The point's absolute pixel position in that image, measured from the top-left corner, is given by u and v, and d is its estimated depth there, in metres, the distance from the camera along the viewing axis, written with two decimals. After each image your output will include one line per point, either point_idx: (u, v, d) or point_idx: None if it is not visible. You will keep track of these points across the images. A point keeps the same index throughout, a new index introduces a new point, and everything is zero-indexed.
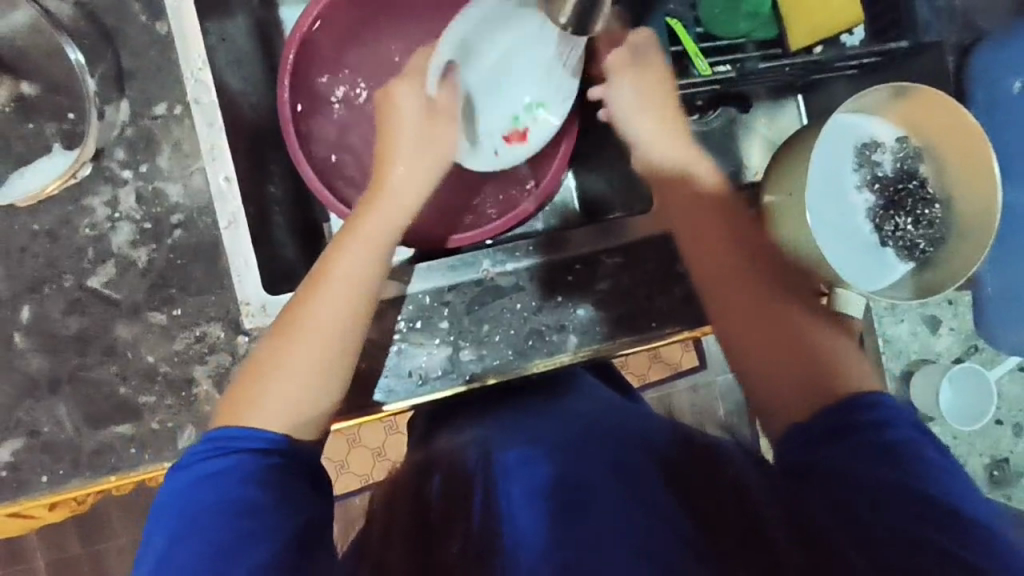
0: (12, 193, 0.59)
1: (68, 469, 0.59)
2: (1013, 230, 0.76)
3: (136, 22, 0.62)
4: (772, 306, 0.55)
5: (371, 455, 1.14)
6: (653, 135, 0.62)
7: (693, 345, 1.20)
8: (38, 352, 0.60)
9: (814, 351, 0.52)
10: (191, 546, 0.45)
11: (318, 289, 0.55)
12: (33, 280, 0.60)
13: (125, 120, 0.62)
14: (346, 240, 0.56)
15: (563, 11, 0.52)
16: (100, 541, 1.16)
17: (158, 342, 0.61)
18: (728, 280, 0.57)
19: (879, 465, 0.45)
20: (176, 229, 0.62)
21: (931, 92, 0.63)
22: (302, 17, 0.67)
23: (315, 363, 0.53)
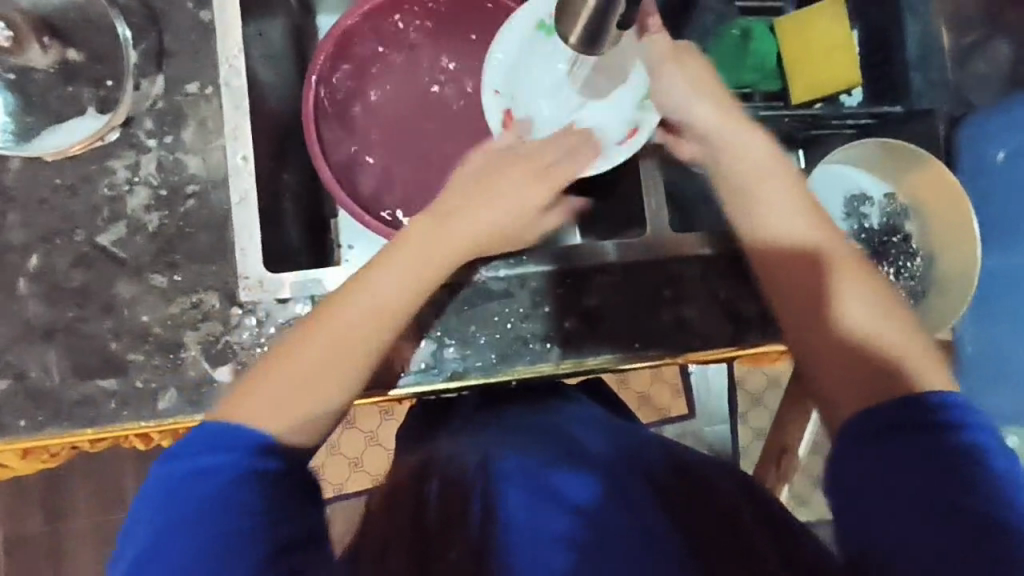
0: (42, 147, 0.63)
1: (48, 416, 0.60)
2: (996, 298, 0.79)
3: (183, 8, 0.67)
4: (841, 301, 0.52)
5: (348, 466, 1.13)
6: (718, 121, 0.61)
7: (684, 391, 1.18)
8: (38, 299, 0.62)
9: (886, 354, 0.50)
10: (170, 552, 0.43)
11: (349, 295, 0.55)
12: (46, 230, 0.63)
13: (158, 94, 0.66)
14: (383, 260, 0.57)
15: (573, 30, 0.53)
16: (64, 512, 1.15)
17: (155, 304, 0.63)
18: (797, 267, 0.55)
19: (939, 459, 0.44)
20: (190, 199, 0.65)
21: (937, 165, 0.66)
22: (337, 26, 0.73)
23: (324, 370, 0.53)
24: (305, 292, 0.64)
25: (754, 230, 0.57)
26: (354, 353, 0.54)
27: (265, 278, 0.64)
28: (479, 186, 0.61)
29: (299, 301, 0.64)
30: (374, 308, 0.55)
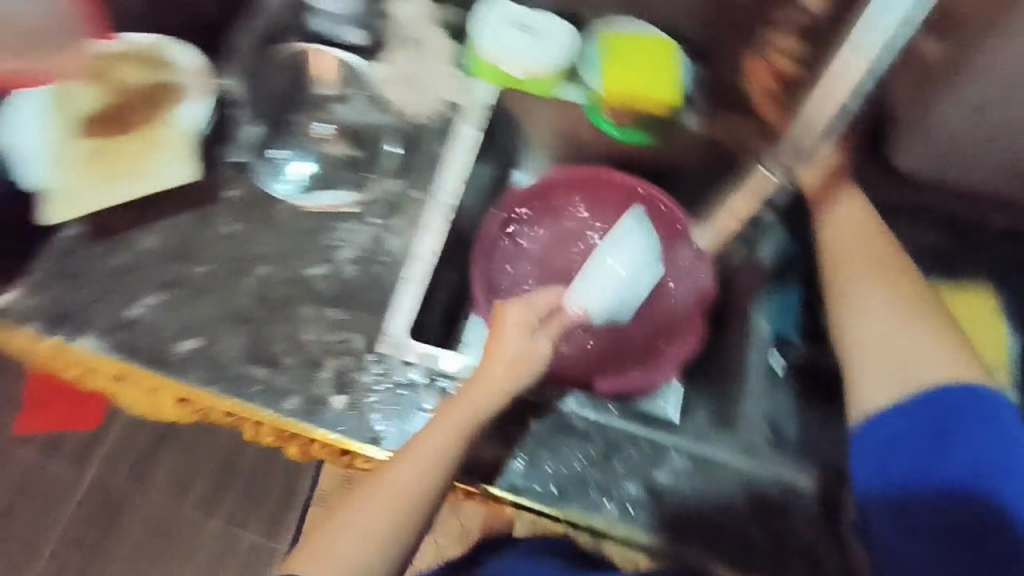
0: (310, 202, 0.87)
1: (212, 381, 0.78)
2: None
3: (434, 142, 0.90)
4: (917, 298, 0.69)
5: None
6: (846, 222, 0.76)
7: None
8: (251, 295, 0.83)
9: (942, 342, 0.66)
10: None
11: (396, 466, 0.66)
12: (281, 252, 0.85)
13: (393, 190, 0.88)
14: (428, 430, 0.68)
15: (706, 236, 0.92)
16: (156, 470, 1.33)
17: (319, 329, 0.80)
18: (886, 256, 0.73)
19: (1005, 445, 0.58)
20: (380, 266, 0.84)
21: None
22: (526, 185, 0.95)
23: (374, 530, 0.64)
24: (426, 364, 0.78)
25: (840, 250, 0.74)
26: (384, 533, 0.64)
27: (401, 342, 0.79)
28: (516, 365, 0.69)
29: (417, 367, 0.78)
30: (421, 475, 0.65)
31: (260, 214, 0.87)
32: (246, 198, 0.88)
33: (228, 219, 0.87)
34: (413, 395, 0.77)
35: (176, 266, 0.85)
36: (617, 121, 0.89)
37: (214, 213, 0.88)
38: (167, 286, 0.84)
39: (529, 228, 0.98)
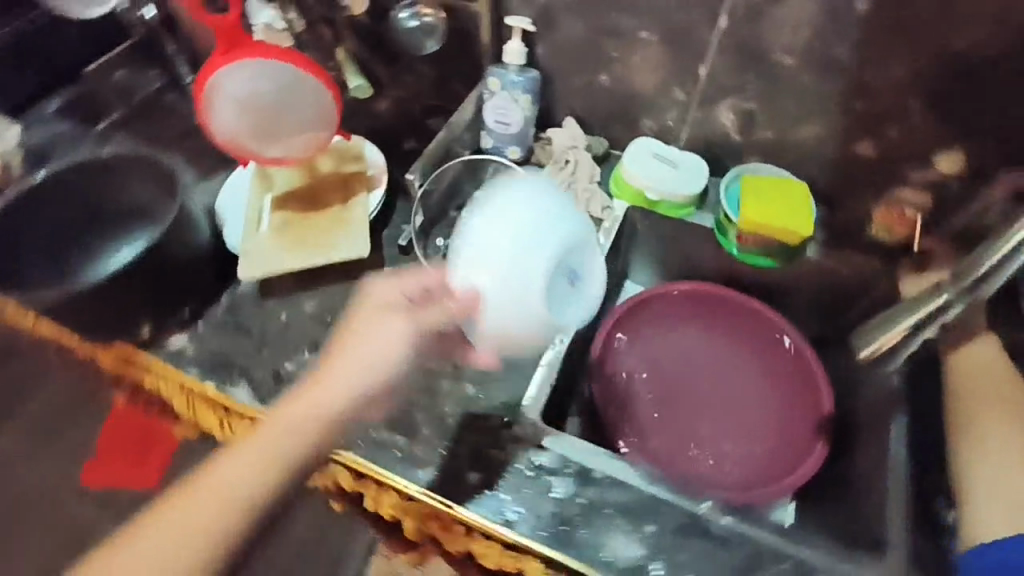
0: (461, 285, 0.95)
1: (356, 438, 0.81)
2: None
3: (573, 247, 1.01)
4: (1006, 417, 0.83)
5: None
6: (985, 366, 0.86)
7: None
8: (398, 363, 0.88)
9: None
10: None
11: (201, 482, 0.71)
12: (429, 328, 0.92)
13: (533, 282, 0.95)
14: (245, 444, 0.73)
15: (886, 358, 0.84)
16: None
17: (460, 403, 0.84)
18: (1009, 403, 0.84)
19: None
20: (517, 349, 0.89)
21: None
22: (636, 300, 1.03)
23: (178, 529, 0.68)
24: (559, 447, 0.78)
25: (964, 378, 0.87)
26: (192, 530, 0.68)
27: (537, 423, 0.81)
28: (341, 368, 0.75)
29: (550, 451, 0.78)
30: (224, 488, 0.70)
31: None
32: (401, 276, 0.97)
33: None
34: (546, 478, 0.76)
35: (332, 329, 0.92)
36: (741, 242, 0.95)
37: (370, 284, 0.97)
38: (321, 346, 0.91)
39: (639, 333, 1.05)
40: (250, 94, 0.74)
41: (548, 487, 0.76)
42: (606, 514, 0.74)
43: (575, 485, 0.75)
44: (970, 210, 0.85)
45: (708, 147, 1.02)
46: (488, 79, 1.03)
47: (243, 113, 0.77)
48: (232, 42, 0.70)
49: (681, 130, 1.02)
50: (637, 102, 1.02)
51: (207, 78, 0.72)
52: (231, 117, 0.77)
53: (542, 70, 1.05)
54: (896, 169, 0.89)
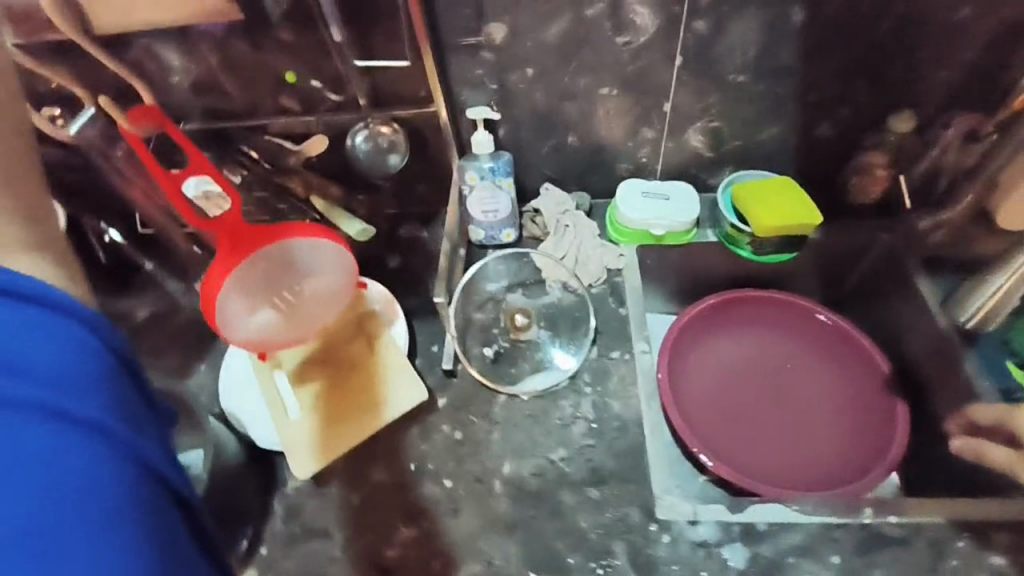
0: (526, 388, 0.89)
1: None
2: None
3: (609, 306, 0.98)
4: None
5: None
6: None
7: None
8: (505, 498, 0.80)
9: None
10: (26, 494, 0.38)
11: None
12: (516, 446, 0.84)
13: (593, 357, 0.92)
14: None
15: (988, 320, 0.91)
16: None
17: (590, 511, 0.77)
18: None
19: None
20: (616, 430, 0.84)
21: None
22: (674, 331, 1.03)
23: None
24: (711, 516, 0.75)
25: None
26: None
27: (676, 500, 0.77)
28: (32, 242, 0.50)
29: (705, 523, 0.74)
30: None
31: (478, 415, 0.88)
32: (458, 403, 0.90)
33: (448, 426, 0.87)
34: (718, 553, 0.73)
35: (415, 491, 0.82)
36: (752, 248, 1.01)
37: (430, 424, 0.87)
38: (413, 516, 0.80)
39: (686, 364, 1.05)
40: (268, 285, 0.68)
41: (724, 561, 0.72)
42: (790, 561, 0.71)
43: (748, 547, 0.72)
44: (930, 155, 0.96)
45: (685, 170, 1.07)
46: (462, 175, 1.00)
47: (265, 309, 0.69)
48: (244, 240, 0.63)
49: (655, 163, 1.06)
50: (608, 151, 1.04)
51: (218, 284, 0.63)
52: (255, 320, 0.69)
53: (508, 149, 1.04)
54: (855, 139, 0.98)
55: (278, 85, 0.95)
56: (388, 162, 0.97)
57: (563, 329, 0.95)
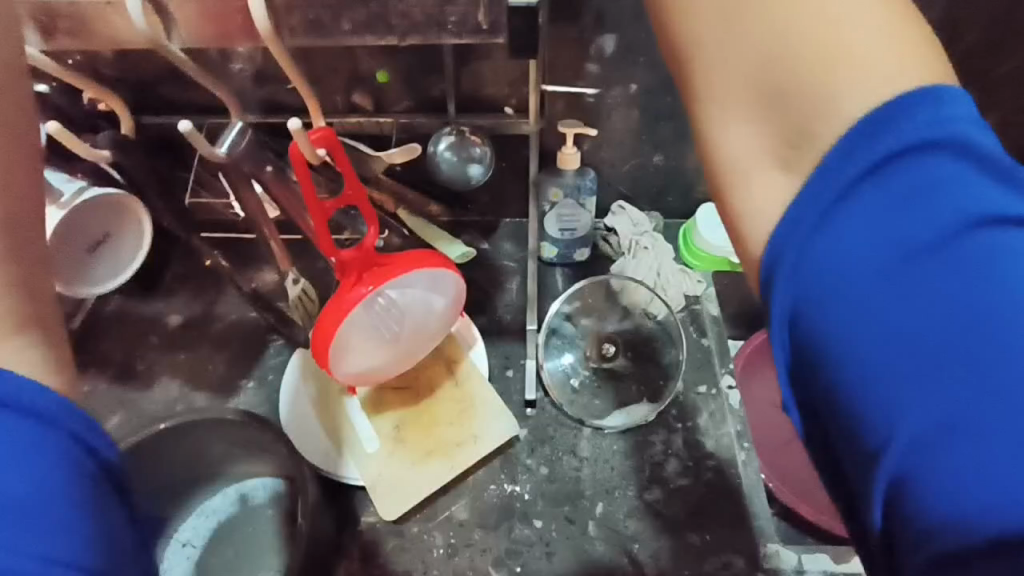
0: (615, 421, 0.86)
1: None
2: None
3: (690, 336, 0.96)
4: None
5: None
6: None
7: None
8: (602, 540, 0.77)
9: None
10: None
11: None
12: (608, 484, 0.81)
13: (679, 391, 0.89)
14: None
15: None
16: None
17: (692, 559, 0.75)
18: None
19: None
20: (711, 471, 0.82)
21: None
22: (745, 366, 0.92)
23: None
24: (817, 564, 0.75)
25: None
26: None
27: (781, 548, 0.76)
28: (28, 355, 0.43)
29: (812, 572, 0.74)
30: None
31: (564, 450, 0.84)
32: (541, 436, 0.85)
33: (532, 459, 0.83)
34: None
35: (503, 532, 0.77)
36: None
37: (513, 457, 0.82)
38: (504, 560, 0.75)
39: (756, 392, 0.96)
40: (382, 324, 0.64)
41: None
42: None
43: None
44: None
45: None
46: (544, 191, 0.96)
47: (373, 351, 0.65)
48: (368, 270, 0.60)
49: None
50: (691, 172, 1.00)
51: (338, 317, 0.60)
52: (356, 359, 0.65)
53: (588, 163, 0.99)
54: None
55: (353, 80, 0.86)
56: (469, 173, 0.88)
57: (645, 361, 0.93)
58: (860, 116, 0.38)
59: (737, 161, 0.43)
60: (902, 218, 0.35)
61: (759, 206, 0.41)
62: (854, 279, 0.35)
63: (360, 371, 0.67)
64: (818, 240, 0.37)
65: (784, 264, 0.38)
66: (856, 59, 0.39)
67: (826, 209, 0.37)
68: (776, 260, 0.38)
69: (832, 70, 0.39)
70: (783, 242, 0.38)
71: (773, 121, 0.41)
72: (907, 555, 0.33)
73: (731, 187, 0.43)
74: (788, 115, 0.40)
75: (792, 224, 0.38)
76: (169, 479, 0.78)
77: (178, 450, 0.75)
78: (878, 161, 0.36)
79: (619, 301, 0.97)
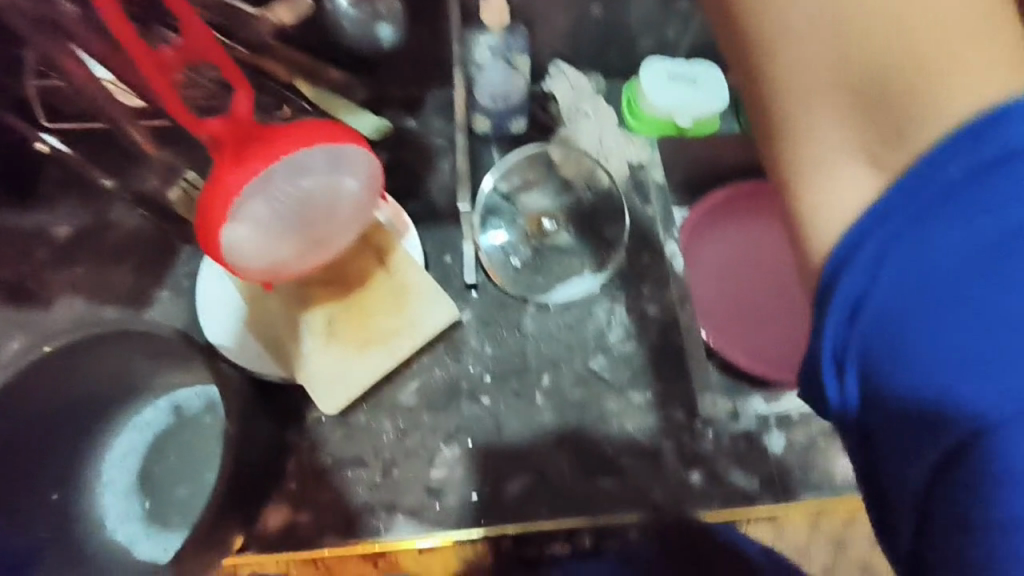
0: (559, 295, 0.84)
1: (562, 508, 0.73)
2: None
3: (634, 206, 0.92)
4: None
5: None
6: None
7: None
8: (550, 409, 0.78)
9: None
10: None
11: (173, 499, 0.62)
12: (555, 357, 0.81)
13: (624, 261, 0.87)
14: None
15: None
16: None
17: (637, 415, 0.77)
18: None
19: None
20: (654, 335, 0.83)
21: None
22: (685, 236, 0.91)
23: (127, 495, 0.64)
24: (751, 408, 0.78)
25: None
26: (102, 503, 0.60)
27: (717, 397, 0.79)
28: None
29: (746, 416, 0.77)
30: None
31: (509, 329, 0.83)
32: (485, 318, 0.83)
33: (477, 341, 0.82)
34: (758, 441, 0.76)
35: (453, 412, 0.77)
36: None
37: (457, 341, 0.82)
38: (455, 436, 0.76)
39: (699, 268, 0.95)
40: (281, 209, 0.56)
41: (764, 446, 0.76)
42: (822, 443, 0.76)
43: (784, 433, 0.77)
44: None
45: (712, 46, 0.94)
46: (469, 52, 0.84)
47: (277, 240, 0.58)
48: (246, 144, 0.51)
49: (683, 39, 0.93)
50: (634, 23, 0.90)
51: (223, 203, 0.51)
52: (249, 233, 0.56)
53: (518, 18, 0.87)
54: None
55: None
56: (377, 34, 0.78)
57: (587, 234, 0.90)
58: (958, 123, 0.36)
59: (815, 147, 0.39)
60: (997, 227, 0.34)
61: (829, 201, 0.39)
62: (921, 284, 0.36)
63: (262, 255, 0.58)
64: (902, 243, 0.36)
65: (860, 259, 0.37)
66: (975, 71, 0.36)
67: (920, 213, 0.36)
68: (842, 264, 0.38)
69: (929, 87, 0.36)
70: (863, 233, 0.37)
71: (855, 109, 0.38)
72: (942, 549, 0.36)
73: (793, 174, 0.40)
74: (887, 107, 0.37)
75: (866, 229, 0.37)
76: (87, 397, 0.72)
77: (93, 365, 0.69)
78: (994, 159, 0.35)
79: (561, 174, 0.93)
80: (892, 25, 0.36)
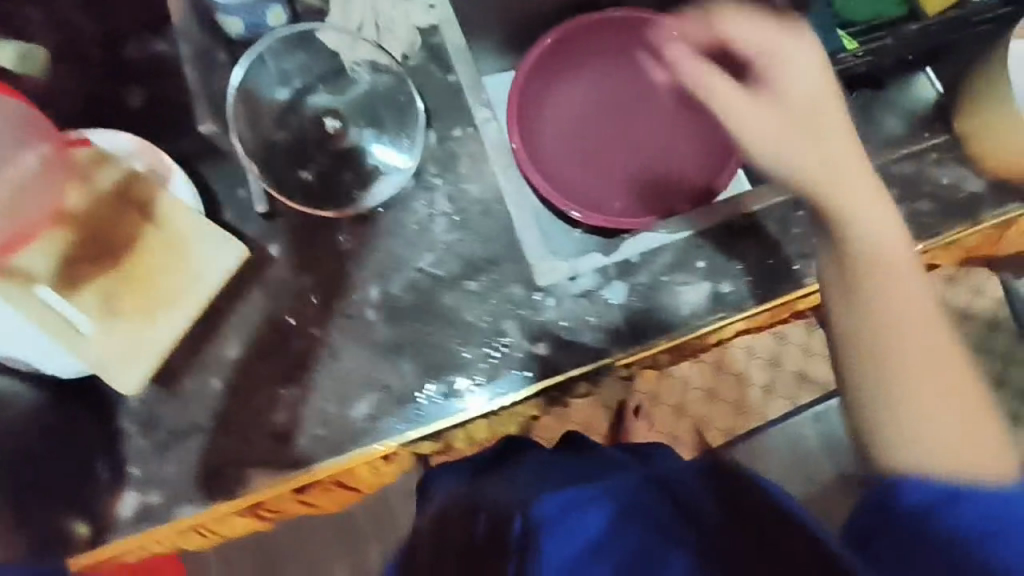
0: (369, 200, 0.76)
1: (417, 415, 0.72)
2: None
3: (435, 76, 0.80)
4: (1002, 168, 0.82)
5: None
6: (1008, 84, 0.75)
7: None
8: (384, 322, 0.73)
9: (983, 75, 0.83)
10: None
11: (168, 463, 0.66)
12: (380, 268, 0.75)
13: (434, 143, 0.79)
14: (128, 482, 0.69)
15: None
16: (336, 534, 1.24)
17: (473, 303, 0.74)
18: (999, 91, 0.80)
19: None
20: (479, 216, 0.77)
21: None
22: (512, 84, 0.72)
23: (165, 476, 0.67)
24: (589, 265, 0.74)
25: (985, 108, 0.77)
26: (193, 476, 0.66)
27: (554, 262, 0.75)
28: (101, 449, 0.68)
29: (584, 274, 0.74)
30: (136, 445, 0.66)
31: (325, 250, 0.76)
32: (298, 245, 0.76)
33: (294, 273, 0.75)
34: (600, 297, 0.74)
35: (284, 353, 0.73)
36: None
37: (273, 278, 0.75)
38: (292, 377, 0.72)
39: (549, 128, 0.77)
40: None
41: (605, 300, 0.74)
42: (664, 280, 0.74)
43: (625, 281, 0.74)
44: None
45: None
46: None
47: None
48: None
49: None
50: None
51: None
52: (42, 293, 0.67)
53: None
54: None
55: None
56: None
57: (388, 122, 0.78)
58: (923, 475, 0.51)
59: (904, 391, 0.54)
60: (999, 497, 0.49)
61: (919, 458, 0.52)
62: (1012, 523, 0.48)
63: (62, 303, 0.67)
64: (961, 497, 0.50)
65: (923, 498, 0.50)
66: (964, 435, 0.53)
67: (952, 493, 0.50)
68: (897, 483, 0.51)
69: (921, 421, 0.53)
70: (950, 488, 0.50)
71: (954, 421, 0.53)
72: None
73: (883, 437, 0.54)
74: (950, 401, 0.53)
75: (940, 492, 0.50)
76: None
77: None
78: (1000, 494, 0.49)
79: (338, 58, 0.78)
80: (920, 363, 0.54)
